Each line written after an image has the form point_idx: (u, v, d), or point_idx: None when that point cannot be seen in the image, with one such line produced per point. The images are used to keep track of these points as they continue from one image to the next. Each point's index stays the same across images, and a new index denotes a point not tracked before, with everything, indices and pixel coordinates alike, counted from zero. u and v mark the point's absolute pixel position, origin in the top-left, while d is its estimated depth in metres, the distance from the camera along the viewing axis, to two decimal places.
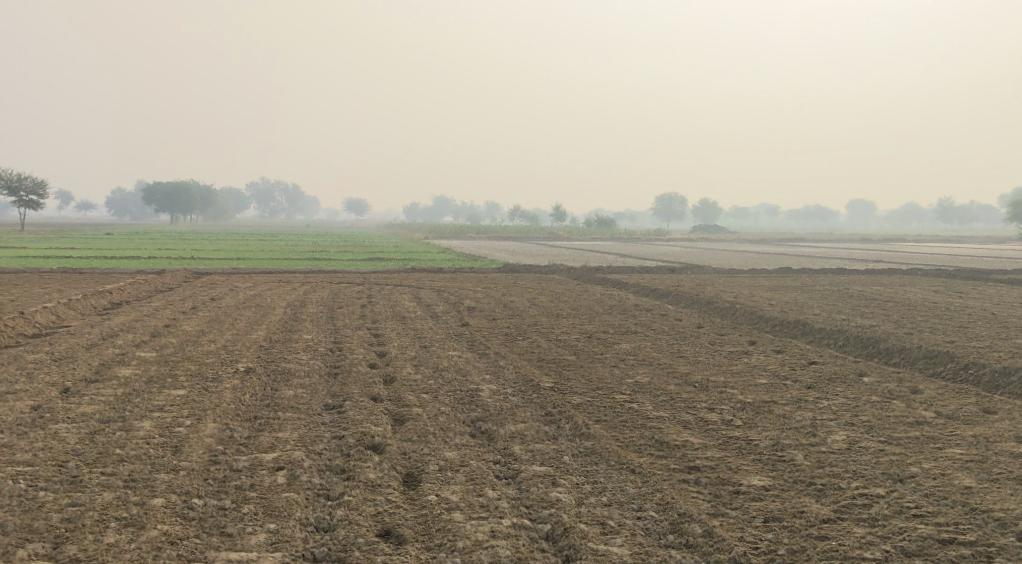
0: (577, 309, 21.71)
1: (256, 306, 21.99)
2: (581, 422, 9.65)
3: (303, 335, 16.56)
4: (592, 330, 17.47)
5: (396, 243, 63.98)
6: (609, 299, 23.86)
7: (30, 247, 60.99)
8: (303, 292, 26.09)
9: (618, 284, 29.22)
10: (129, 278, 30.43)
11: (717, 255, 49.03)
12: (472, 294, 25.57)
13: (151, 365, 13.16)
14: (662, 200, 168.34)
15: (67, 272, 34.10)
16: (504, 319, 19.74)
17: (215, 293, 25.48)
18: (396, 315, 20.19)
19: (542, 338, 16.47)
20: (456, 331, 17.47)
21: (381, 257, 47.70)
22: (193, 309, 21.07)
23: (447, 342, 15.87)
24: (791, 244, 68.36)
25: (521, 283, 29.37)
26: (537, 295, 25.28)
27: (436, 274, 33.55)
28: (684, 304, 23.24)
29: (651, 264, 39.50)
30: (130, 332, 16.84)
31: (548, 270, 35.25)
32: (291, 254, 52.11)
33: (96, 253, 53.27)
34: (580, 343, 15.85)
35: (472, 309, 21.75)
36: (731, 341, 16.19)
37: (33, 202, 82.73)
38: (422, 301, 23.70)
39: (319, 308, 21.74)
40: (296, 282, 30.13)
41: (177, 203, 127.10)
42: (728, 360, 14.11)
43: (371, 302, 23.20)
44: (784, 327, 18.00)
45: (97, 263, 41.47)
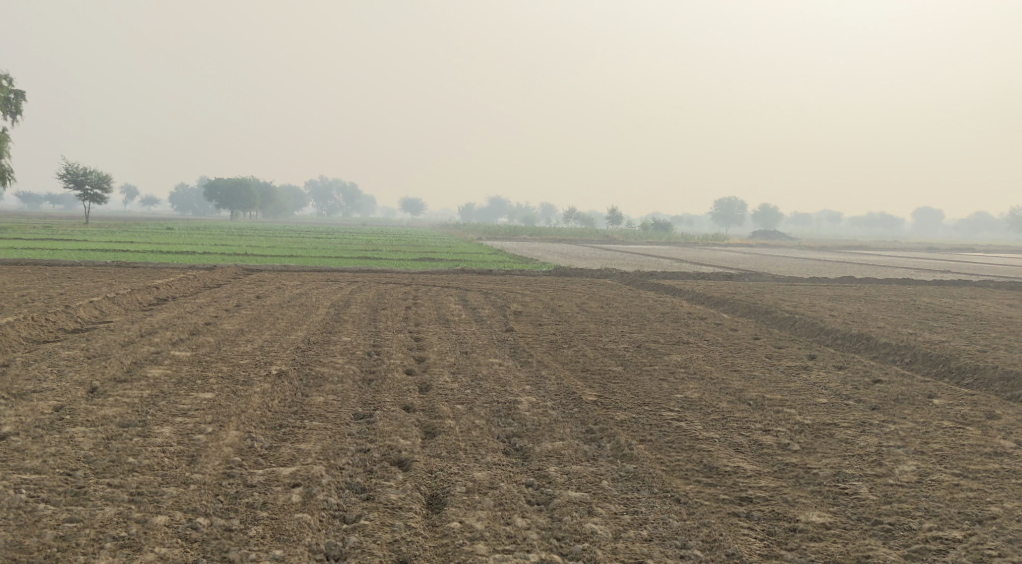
0: (627, 316, 21.00)
1: (301, 306, 21.68)
2: (623, 442, 9.04)
3: (343, 338, 16.12)
4: (642, 340, 16.76)
5: (448, 244, 63.68)
6: (661, 307, 23.09)
7: (91, 240, 62.00)
8: (350, 292, 25.73)
9: (672, 290, 28.42)
10: (179, 274, 30.38)
11: (776, 263, 47.84)
12: (521, 298, 24.99)
13: (183, 365, 12.79)
14: (721, 204, 166.19)
15: (122, 266, 34.26)
16: (551, 325, 19.13)
17: (262, 291, 25.24)
18: (440, 319, 19.67)
19: (588, 347, 15.82)
20: (500, 337, 16.90)
21: (432, 257, 47.33)
22: (237, 308, 20.80)
23: (489, 349, 15.31)
24: (855, 252, 66.64)
25: (571, 287, 28.71)
26: (587, 300, 24.60)
27: (486, 276, 33.04)
28: (740, 314, 22.40)
29: (708, 270, 38.55)
30: (169, 329, 16.55)
31: (601, 275, 34.52)
32: (343, 252, 52.05)
33: (153, 248, 53.81)
34: (628, 353, 15.17)
35: (519, 314, 21.17)
36: (788, 354, 15.38)
37: (99, 196, 84.28)
38: (469, 304, 23.16)
39: (363, 309, 21.31)
40: (344, 281, 29.83)
41: (236, 200, 128.61)
42: (785, 375, 13.34)
43: (417, 304, 22.74)
44: (845, 342, 17.12)
45: (151, 258, 41.71)
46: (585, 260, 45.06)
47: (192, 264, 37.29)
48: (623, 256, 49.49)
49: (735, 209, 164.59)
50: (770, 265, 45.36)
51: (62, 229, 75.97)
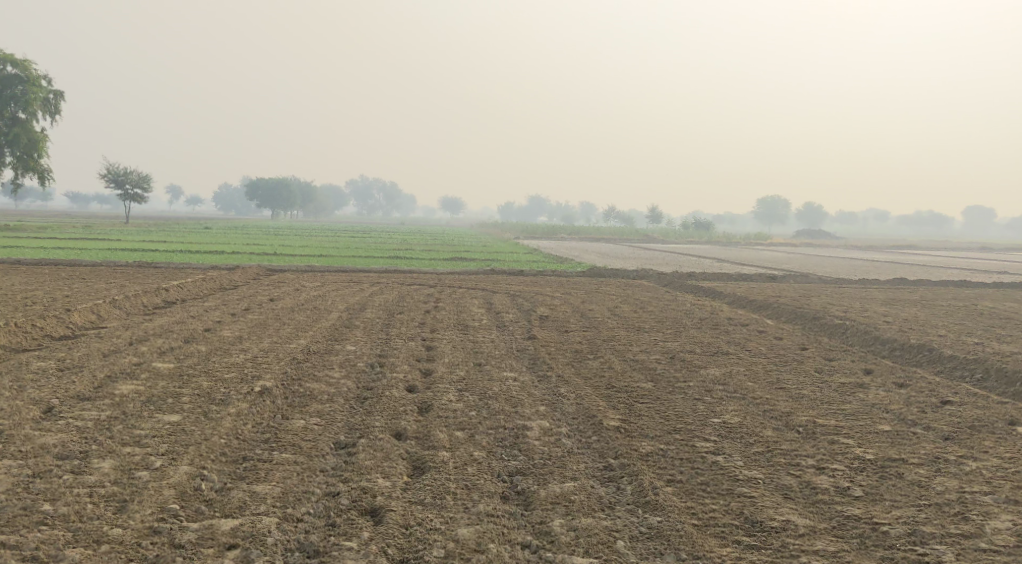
0: (662, 322, 19.41)
1: (313, 310, 20.34)
2: (647, 484, 7.52)
3: (347, 347, 14.72)
4: (676, 351, 15.20)
5: (482, 243, 62.35)
6: (699, 311, 21.46)
7: (122, 240, 61.36)
8: (368, 294, 24.33)
9: (712, 292, 26.77)
10: (198, 275, 29.20)
11: (822, 263, 45.77)
12: (549, 301, 23.47)
13: (161, 380, 11.43)
14: (764, 203, 163.16)
15: (141, 266, 33.09)
16: (579, 332, 17.62)
17: (277, 293, 23.90)
18: (458, 325, 18.20)
19: (617, 359, 14.27)
20: (519, 346, 15.41)
21: (464, 257, 45.87)
22: (244, 311, 19.51)
23: (506, 359, 13.83)
24: (905, 252, 64.17)
25: (604, 290, 27.12)
26: (620, 304, 23.06)
27: (516, 277, 31.60)
28: (785, 319, 20.71)
29: (750, 271, 36.72)
30: (161, 336, 15.22)
31: (637, 275, 32.96)
32: (374, 252, 50.75)
33: (183, 247, 52.85)
34: (660, 367, 13.61)
35: (546, 319, 19.66)
36: (841, 369, 13.74)
37: (138, 195, 84.07)
38: (493, 308, 21.71)
39: (379, 313, 19.95)
40: (367, 282, 28.54)
41: (275, 199, 128.39)
42: (839, 395, 11.74)
43: (438, 308, 21.29)
44: (904, 354, 15.41)
45: (175, 257, 40.47)
46: (622, 259, 43.34)
47: (218, 263, 36.20)
48: (660, 255, 47.68)
49: (779, 208, 161.76)
50: (816, 265, 43.43)
51: (100, 228, 76.13)
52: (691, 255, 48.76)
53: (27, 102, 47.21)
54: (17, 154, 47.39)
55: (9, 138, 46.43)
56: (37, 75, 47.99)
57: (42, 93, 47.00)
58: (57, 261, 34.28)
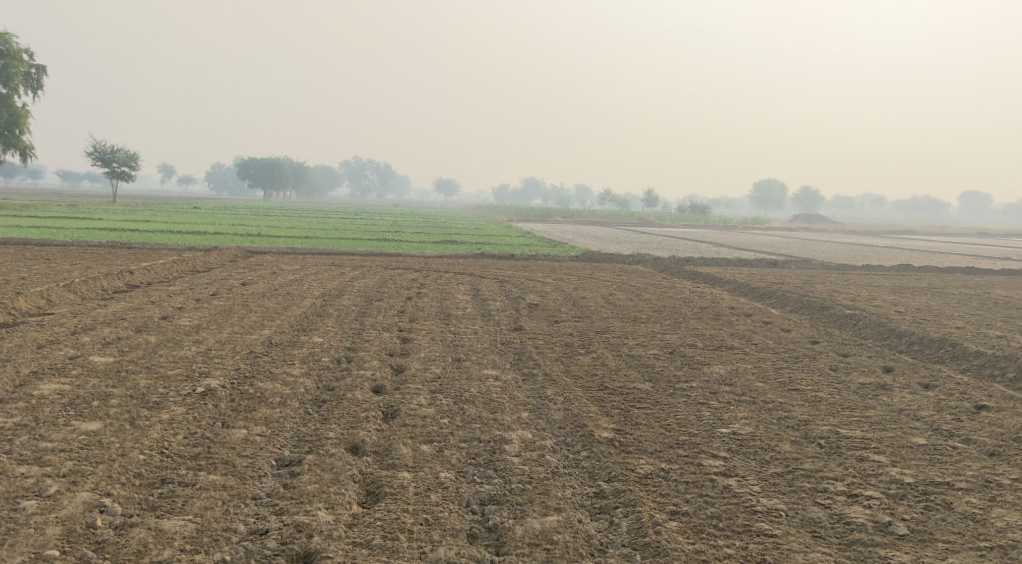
0: (659, 311, 18.11)
1: (286, 295, 18.99)
2: (646, 519, 6.68)
3: (313, 339, 13.35)
4: (674, 345, 13.87)
5: (474, 226, 61.01)
6: (698, 300, 20.12)
7: (106, 219, 59.95)
8: (347, 279, 22.93)
9: (711, 278, 25.46)
10: (172, 256, 27.84)
11: (823, 249, 44.31)
12: (540, 288, 22.17)
13: (93, 378, 10.07)
14: (760, 187, 161.69)
15: (115, 247, 31.66)
16: (570, 322, 16.32)
17: (250, 277, 22.47)
18: (440, 314, 16.85)
19: (611, 354, 12.95)
20: (504, 339, 14.07)
21: (453, 240, 44.38)
22: (211, 297, 18.17)
23: (488, 355, 12.50)
24: (906, 237, 62.77)
25: (598, 275, 25.80)
26: (614, 291, 21.77)
27: (507, 261, 30.31)
28: (790, 309, 19.39)
29: (750, 257, 35.32)
30: (110, 325, 13.85)
31: (633, 260, 31.65)
32: (363, 235, 49.32)
33: (167, 227, 51.24)
34: (658, 364, 12.29)
35: (535, 308, 18.31)
36: (858, 367, 12.40)
37: (125, 174, 82.48)
38: (479, 295, 20.41)
39: (357, 300, 18.62)
40: (349, 266, 27.22)
41: (266, 180, 126.57)
42: (860, 398, 10.43)
43: (420, 295, 19.94)
44: (924, 349, 14.06)
45: (155, 238, 38.92)
46: (618, 244, 41.88)
47: (197, 245, 34.72)
48: (657, 240, 46.22)
49: (776, 192, 160.48)
50: (817, 251, 42.01)
51: (86, 207, 74.47)
52: (687, 239, 47.30)
53: (7, 76, 45.44)
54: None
55: None
56: (19, 49, 46.22)
57: (21, 67, 45.19)
58: (28, 241, 32.79)
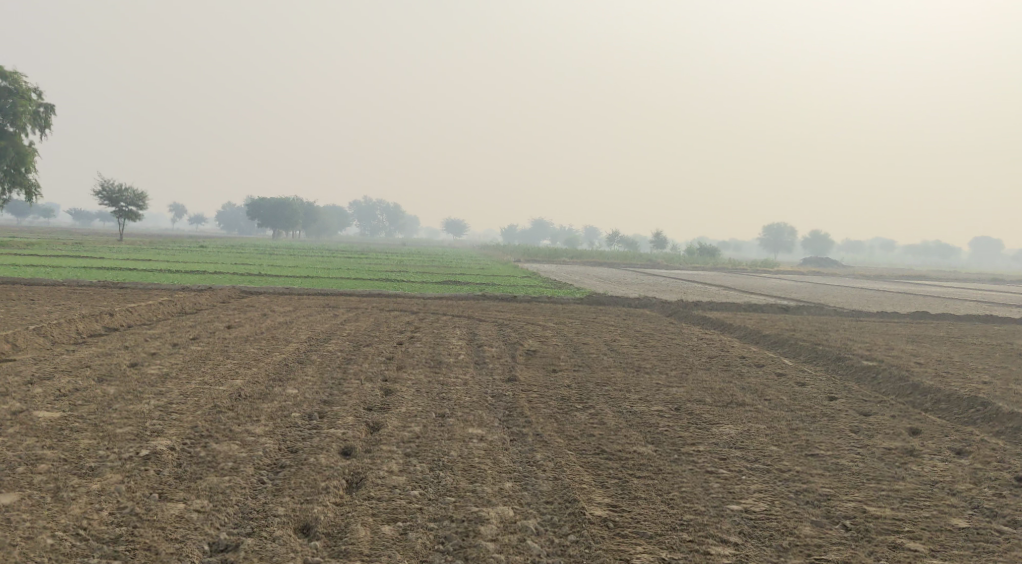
0: (665, 360, 17.03)
1: (269, 340, 17.96)
2: None
3: (287, 390, 12.28)
4: (680, 401, 12.77)
5: (480, 266, 60.08)
6: (706, 348, 19.00)
7: (106, 257, 59.21)
8: (339, 322, 21.88)
9: (720, 324, 24.41)
10: (162, 297, 26.90)
11: (837, 294, 43.10)
12: (540, 333, 21.14)
13: (30, 438, 9.00)
14: (770, 230, 160.77)
15: (106, 287, 30.73)
16: (569, 372, 15.25)
17: (237, 320, 21.45)
18: (429, 361, 15.76)
19: (610, 411, 11.86)
20: (495, 392, 12.97)
21: (455, 281, 43.33)
22: (189, 342, 17.16)
23: (475, 410, 11.41)
24: (920, 283, 61.47)
25: (602, 320, 24.77)
26: (618, 337, 20.71)
27: (509, 304, 29.28)
28: (804, 359, 18.24)
29: (761, 301, 34.19)
30: (70, 374, 12.82)
31: (639, 304, 30.58)
32: (364, 274, 48.41)
33: (167, 266, 50.52)
34: (662, 423, 11.18)
35: (533, 356, 17.21)
36: (881, 428, 11.28)
37: (132, 212, 81.95)
38: (475, 340, 19.36)
39: (344, 345, 17.60)
40: (344, 307, 26.25)
41: (274, 219, 126.15)
42: (888, 467, 9.34)
43: (413, 341, 18.87)
44: (951, 408, 12.92)
45: (150, 278, 38.03)
46: (624, 286, 40.82)
47: (192, 285, 33.75)
48: (665, 282, 45.13)
49: (786, 235, 159.49)
50: (829, 296, 40.83)
51: (90, 246, 73.88)
52: (696, 282, 46.17)
53: (16, 115, 44.42)
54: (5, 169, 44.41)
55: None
56: (28, 88, 45.00)
57: (31, 106, 44.24)
58: (17, 280, 31.89)
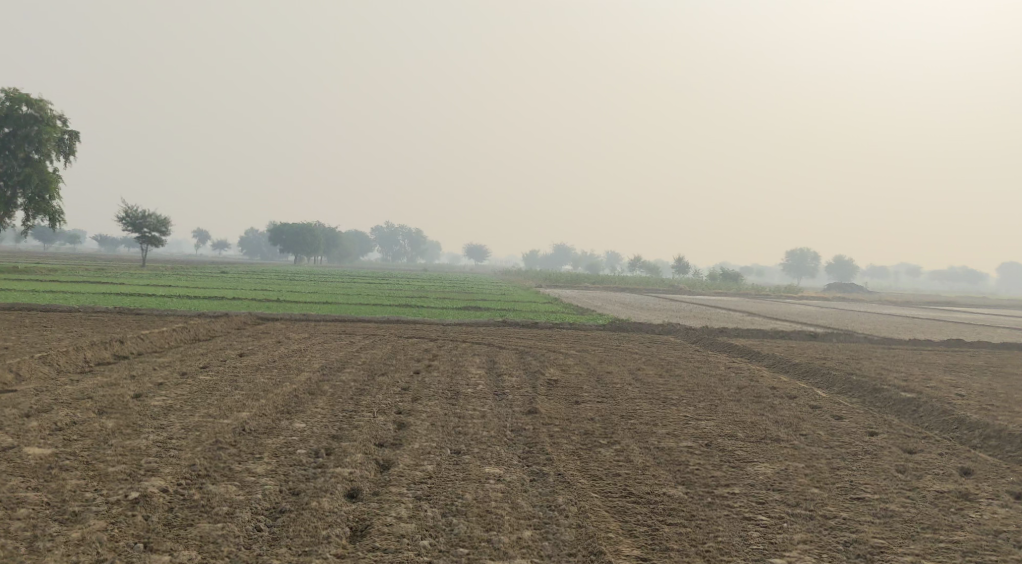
0: (693, 391, 16.26)
1: (282, 368, 17.35)
2: None
3: (294, 424, 11.63)
4: (711, 436, 12.01)
5: (501, 291, 59.41)
6: (735, 378, 18.19)
7: (126, 282, 58.99)
8: (355, 351, 21.23)
9: (748, 352, 23.62)
10: (176, 323, 26.37)
11: (866, 320, 42.09)
12: (562, 361, 20.43)
13: (15, 478, 8.42)
14: (794, 255, 159.35)
15: (121, 313, 30.24)
16: (592, 404, 14.52)
17: (251, 348, 20.84)
18: (445, 392, 15.07)
19: (637, 447, 11.14)
20: (514, 425, 12.27)
21: (476, 306, 42.61)
22: (198, 370, 16.55)
23: (493, 447, 10.72)
24: (951, 309, 60.30)
25: (626, 347, 24.02)
26: (643, 366, 19.96)
27: (530, 330, 28.57)
28: (838, 390, 17.43)
29: (789, 328, 33.32)
30: (69, 406, 12.22)
31: (664, 331, 29.81)
32: (384, 299, 47.87)
33: (186, 292, 50.13)
34: (693, 461, 10.45)
35: (554, 386, 16.48)
36: (929, 469, 10.52)
37: (155, 238, 81.89)
38: (495, 369, 18.68)
39: (359, 374, 16.97)
40: (361, 334, 25.64)
41: (295, 245, 126.13)
42: (946, 516, 8.59)
43: (430, 369, 18.18)
44: (1001, 446, 12.15)
45: (167, 303, 37.53)
46: (648, 312, 40.01)
47: (209, 311, 33.18)
48: (689, 308, 44.27)
49: (810, 260, 158.06)
50: (859, 322, 39.85)
51: (112, 271, 73.84)
52: (720, 308, 45.27)
53: (41, 142, 43.57)
54: (29, 195, 43.88)
55: (23, 179, 42.75)
56: (54, 114, 44.39)
57: (55, 134, 43.19)
58: (33, 306, 31.47)
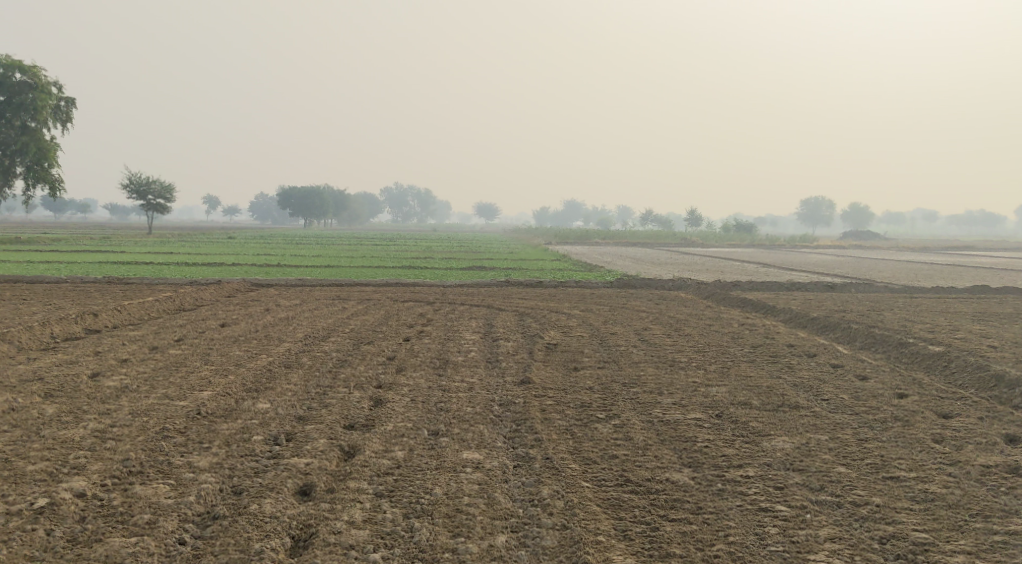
0: (703, 352, 15.01)
1: (261, 339, 16.19)
2: None
3: (259, 405, 10.45)
4: (722, 405, 10.78)
5: (509, 249, 58.10)
6: (748, 336, 16.93)
7: (128, 251, 57.98)
8: (345, 317, 20.04)
9: (762, 306, 22.34)
10: (164, 293, 25.25)
11: (885, 269, 40.59)
12: (564, 322, 19.21)
13: None
14: (808, 204, 157.18)
15: (110, 283, 29.14)
16: (593, 371, 13.29)
17: (234, 318, 19.65)
18: (434, 361, 13.90)
19: (639, 422, 9.91)
20: (503, 399, 11.08)
21: (482, 266, 41.27)
22: (171, 344, 15.39)
23: (476, 427, 9.52)
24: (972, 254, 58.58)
25: (633, 305, 22.77)
26: (651, 325, 18.71)
27: (534, 290, 27.35)
28: (859, 347, 16.11)
29: (805, 279, 31.96)
30: (13, 390, 11.09)
31: (674, 285, 28.55)
32: (388, 261, 46.62)
33: (187, 259, 48.98)
34: (701, 437, 9.22)
35: (553, 351, 15.27)
36: (970, 437, 9.30)
37: (161, 206, 80.69)
38: (492, 333, 17.48)
39: (344, 343, 15.80)
40: (355, 299, 24.45)
41: (304, 209, 124.82)
42: (998, 505, 7.38)
43: (422, 336, 16.99)
44: None
45: (163, 271, 36.38)
46: (658, 266, 38.61)
47: (204, 279, 32.02)
48: (701, 261, 42.85)
49: (824, 209, 155.79)
50: (877, 271, 38.37)
51: (117, 240, 72.84)
52: (733, 260, 43.78)
53: (37, 110, 41.44)
54: (27, 165, 41.87)
55: (19, 148, 40.70)
56: (49, 82, 42.16)
57: (52, 100, 40.99)
58: (22, 279, 30.40)
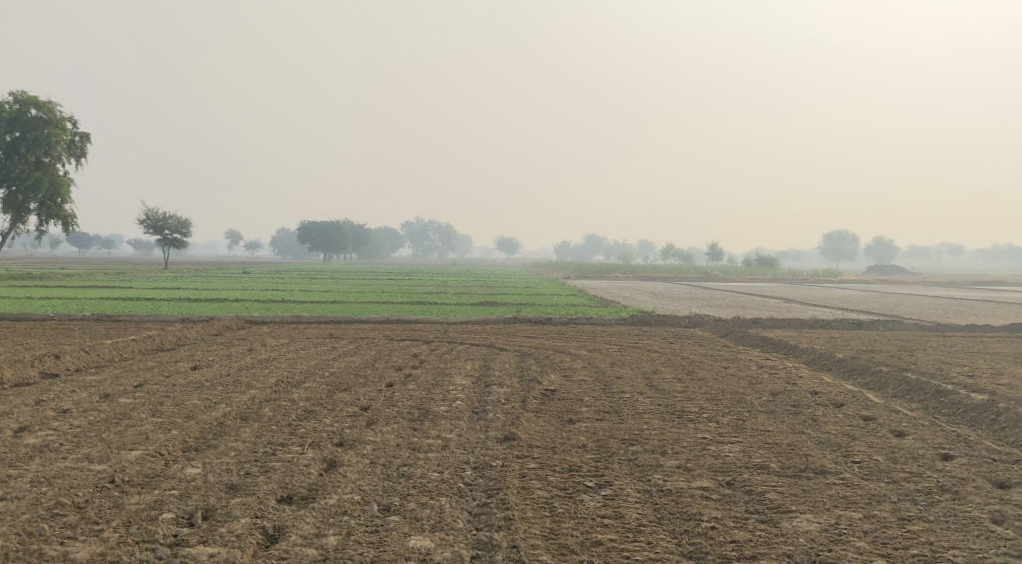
0: (717, 401, 13.33)
1: (228, 385, 14.64)
2: None
3: (187, 470, 8.85)
4: (735, 470, 9.14)
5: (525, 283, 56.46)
6: (767, 382, 15.22)
7: (137, 286, 56.58)
8: (331, 358, 18.50)
9: (785, 347, 20.63)
10: (149, 331, 23.77)
11: (914, 305, 38.50)
12: (567, 364, 17.58)
13: None
14: (832, 238, 154.61)
15: (99, 321, 27.69)
16: (588, 424, 11.62)
17: (210, 359, 18.14)
18: (411, 413, 12.31)
19: (634, 492, 8.29)
20: (479, 461, 9.47)
21: (493, 301, 39.50)
22: (125, 391, 13.86)
23: (437, 499, 7.94)
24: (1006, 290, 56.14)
25: (644, 345, 21.11)
26: (661, 368, 17.05)
27: (542, 328, 25.67)
28: (892, 395, 14.37)
29: (832, 316, 30.12)
30: None
31: (691, 323, 26.84)
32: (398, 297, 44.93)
33: (192, 295, 47.46)
34: (707, 515, 7.59)
35: (549, 399, 13.63)
36: None
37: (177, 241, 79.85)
38: (485, 377, 15.88)
39: (318, 390, 14.24)
40: (350, 339, 22.91)
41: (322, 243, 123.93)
42: None
43: (406, 381, 15.40)
44: None
45: (161, 308, 34.93)
46: (677, 302, 36.75)
47: (198, 315, 30.57)
48: (721, 296, 40.94)
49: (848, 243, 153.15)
50: (908, 307, 36.31)
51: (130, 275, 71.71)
52: (756, 296, 41.76)
53: (51, 146, 40.24)
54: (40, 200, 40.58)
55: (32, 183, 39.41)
56: (63, 117, 41.01)
57: (66, 136, 39.78)
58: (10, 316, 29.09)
